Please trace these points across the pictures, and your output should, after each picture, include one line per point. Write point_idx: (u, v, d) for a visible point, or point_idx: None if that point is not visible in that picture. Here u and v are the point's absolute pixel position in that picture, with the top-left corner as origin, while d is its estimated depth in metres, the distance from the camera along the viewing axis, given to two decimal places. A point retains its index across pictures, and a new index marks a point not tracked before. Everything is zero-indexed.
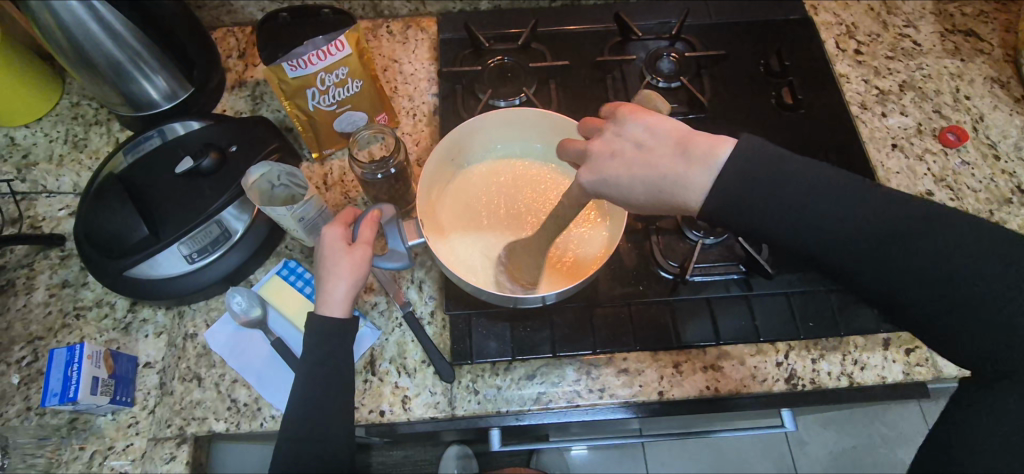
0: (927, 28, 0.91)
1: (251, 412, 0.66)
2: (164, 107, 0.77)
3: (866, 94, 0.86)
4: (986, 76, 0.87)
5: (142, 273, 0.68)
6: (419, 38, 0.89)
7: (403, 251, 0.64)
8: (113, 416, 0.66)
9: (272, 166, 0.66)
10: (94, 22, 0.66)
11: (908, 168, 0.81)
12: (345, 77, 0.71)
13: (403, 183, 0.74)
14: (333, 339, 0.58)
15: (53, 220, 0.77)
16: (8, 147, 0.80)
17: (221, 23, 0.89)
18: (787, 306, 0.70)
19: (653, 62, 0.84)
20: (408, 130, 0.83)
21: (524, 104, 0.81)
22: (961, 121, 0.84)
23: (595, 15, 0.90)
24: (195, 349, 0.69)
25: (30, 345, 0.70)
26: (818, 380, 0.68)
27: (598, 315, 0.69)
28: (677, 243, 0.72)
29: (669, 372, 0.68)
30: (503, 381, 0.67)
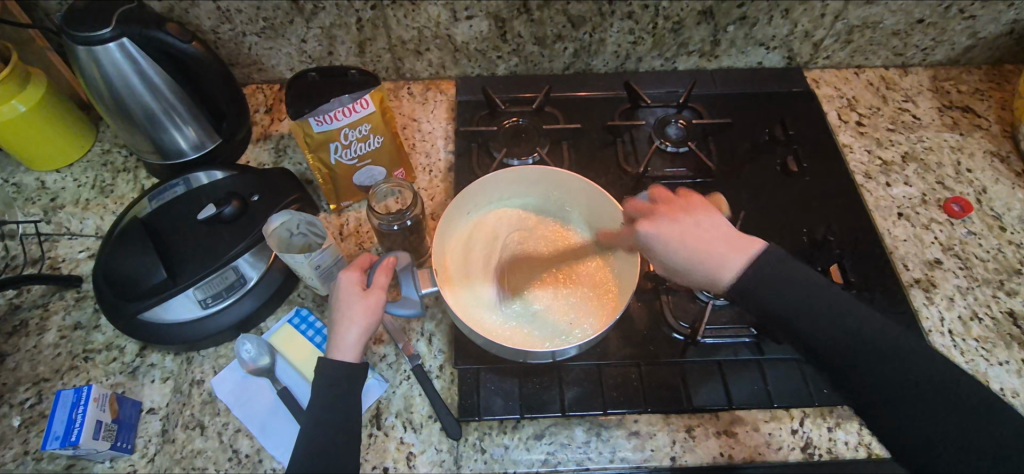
0: (926, 103, 0.95)
1: (252, 464, 0.64)
2: (192, 156, 0.80)
3: (870, 164, 0.89)
4: (986, 150, 0.90)
5: (154, 317, 0.68)
6: (438, 99, 0.94)
7: (416, 299, 0.65)
8: (110, 463, 0.65)
9: (292, 215, 0.68)
10: (134, 75, 0.70)
11: (915, 237, 0.82)
12: (367, 133, 0.74)
13: (418, 236, 0.75)
14: (342, 388, 0.57)
15: (73, 262, 0.78)
16: (39, 190, 0.84)
17: (251, 80, 0.94)
18: (801, 371, 0.69)
19: (662, 128, 0.87)
20: (424, 185, 0.86)
21: (537, 163, 0.84)
22: (965, 193, 0.86)
23: (607, 82, 0.95)
24: (201, 396, 0.68)
25: (34, 386, 0.69)
26: (835, 450, 0.66)
27: (607, 374, 0.69)
28: (687, 303, 0.72)
29: (681, 437, 0.66)
30: (511, 440, 0.66)
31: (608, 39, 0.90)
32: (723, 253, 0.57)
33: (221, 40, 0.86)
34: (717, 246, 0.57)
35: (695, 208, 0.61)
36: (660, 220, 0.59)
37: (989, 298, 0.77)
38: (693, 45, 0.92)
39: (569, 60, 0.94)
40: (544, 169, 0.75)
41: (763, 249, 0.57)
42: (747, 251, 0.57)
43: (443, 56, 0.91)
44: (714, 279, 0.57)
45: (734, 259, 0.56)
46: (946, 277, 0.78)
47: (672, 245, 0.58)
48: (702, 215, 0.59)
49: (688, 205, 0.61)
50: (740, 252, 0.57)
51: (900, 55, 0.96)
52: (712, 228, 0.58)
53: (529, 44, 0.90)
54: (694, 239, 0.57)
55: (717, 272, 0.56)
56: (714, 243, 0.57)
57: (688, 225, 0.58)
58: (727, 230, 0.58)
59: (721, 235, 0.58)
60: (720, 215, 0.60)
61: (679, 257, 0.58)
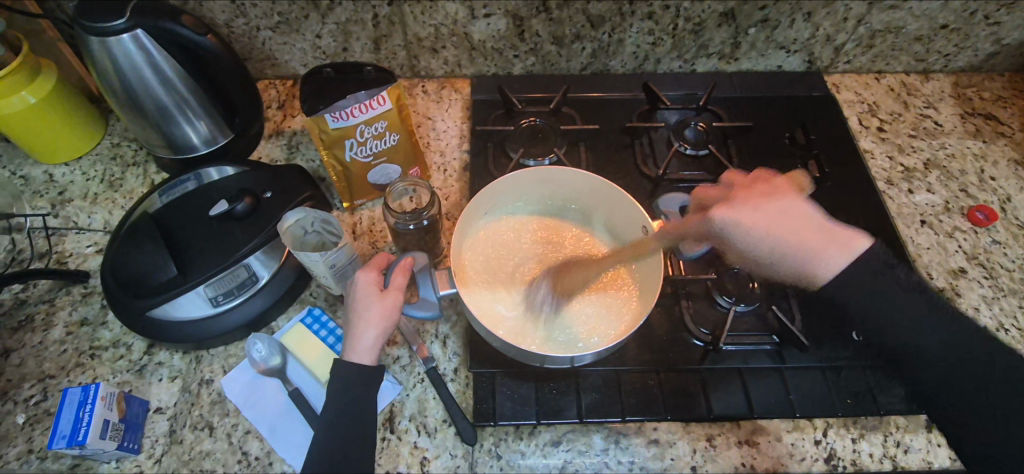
0: (947, 109, 0.93)
1: (262, 467, 0.63)
2: (203, 151, 0.79)
3: (892, 171, 0.87)
4: (1009, 158, 0.88)
5: (163, 314, 0.67)
6: (452, 98, 0.93)
7: (434, 301, 0.63)
8: (116, 463, 0.63)
9: (307, 212, 0.66)
10: (147, 68, 0.69)
11: (939, 245, 0.80)
12: (383, 130, 0.72)
13: (433, 236, 0.74)
14: (358, 391, 0.56)
15: (80, 257, 0.77)
16: (46, 183, 0.82)
17: (264, 75, 0.93)
18: (823, 381, 0.68)
19: (680, 130, 0.86)
20: (438, 185, 0.84)
21: (554, 164, 0.82)
22: (989, 201, 0.84)
23: (624, 84, 0.93)
24: (210, 396, 0.67)
25: (40, 383, 0.68)
26: (860, 462, 0.64)
27: (626, 381, 0.67)
28: (708, 309, 0.71)
29: (702, 446, 0.65)
30: (527, 446, 0.64)
31: (627, 40, 0.89)
32: (820, 246, 0.58)
33: (234, 34, 0.85)
34: (812, 236, 0.59)
35: (783, 191, 0.61)
36: (735, 209, 0.60)
37: (1016, 308, 0.75)
38: (712, 47, 0.90)
39: (586, 60, 0.92)
40: (565, 171, 0.74)
41: (865, 246, 0.59)
42: (846, 245, 0.58)
43: (459, 54, 0.90)
44: (810, 278, 0.59)
45: (835, 258, 0.58)
46: (970, 286, 0.77)
47: (764, 233, 0.59)
48: (791, 203, 0.61)
49: (769, 194, 0.61)
50: (836, 244, 0.58)
51: (922, 60, 0.95)
52: (797, 219, 0.60)
53: (547, 43, 0.89)
54: (786, 232, 0.59)
55: (817, 262, 0.58)
56: (802, 237, 0.59)
57: (828, 226, 0.59)
58: (827, 225, 0.60)
59: (812, 225, 0.59)
60: (804, 203, 0.61)
61: (769, 250, 0.60)
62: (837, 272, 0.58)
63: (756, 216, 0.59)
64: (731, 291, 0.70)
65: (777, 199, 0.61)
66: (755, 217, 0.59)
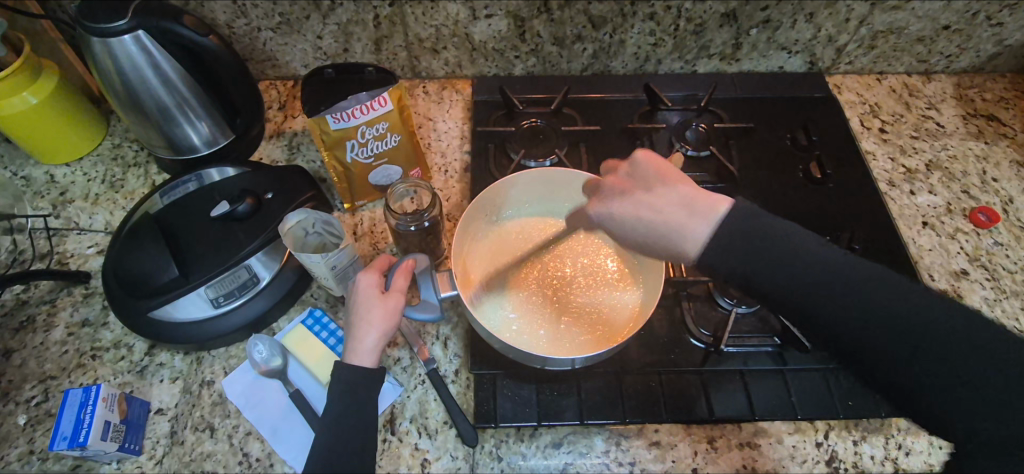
0: (949, 110, 0.93)
1: (263, 468, 0.63)
2: (204, 152, 0.79)
3: (894, 172, 0.87)
4: (1011, 159, 0.88)
5: (164, 315, 0.67)
6: (453, 99, 0.93)
7: (435, 303, 0.63)
8: (117, 464, 0.63)
9: (308, 213, 0.66)
10: (149, 69, 0.69)
11: (940, 246, 0.80)
12: (385, 131, 0.72)
13: (435, 238, 0.73)
14: (359, 393, 0.56)
15: (81, 258, 0.77)
16: (48, 184, 0.82)
17: (265, 75, 0.93)
18: (825, 383, 0.68)
19: (681, 131, 0.86)
20: (439, 186, 0.84)
21: (555, 165, 0.82)
22: (991, 202, 0.84)
23: (625, 84, 0.93)
24: (211, 397, 0.67)
25: (41, 384, 0.68)
26: (861, 465, 0.64)
27: (627, 382, 0.67)
28: (709, 311, 0.70)
29: (702, 448, 0.65)
30: (528, 448, 0.64)
31: (628, 41, 0.89)
32: (678, 223, 0.54)
33: (236, 34, 0.85)
34: (677, 215, 0.55)
35: (653, 178, 0.58)
36: (609, 198, 0.60)
37: (1017, 310, 0.75)
38: (714, 47, 0.90)
39: (587, 61, 0.92)
40: (567, 172, 0.73)
41: (725, 211, 0.53)
42: (707, 214, 0.54)
43: (460, 55, 0.90)
44: (676, 252, 0.54)
45: (696, 227, 0.53)
46: (972, 288, 0.77)
47: (633, 214, 0.57)
48: (659, 186, 0.57)
49: (632, 173, 0.60)
50: (699, 217, 0.54)
51: (923, 61, 0.95)
52: (664, 196, 0.56)
53: (548, 44, 0.89)
54: (647, 212, 0.56)
55: (678, 240, 0.54)
56: (668, 217, 0.55)
57: (671, 196, 0.56)
58: (688, 195, 0.55)
59: (672, 202, 0.55)
60: (655, 157, 0.59)
61: (640, 228, 0.57)
62: (702, 244, 0.53)
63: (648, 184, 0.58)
64: (733, 293, 0.70)
65: (642, 171, 0.59)
66: (650, 180, 0.58)
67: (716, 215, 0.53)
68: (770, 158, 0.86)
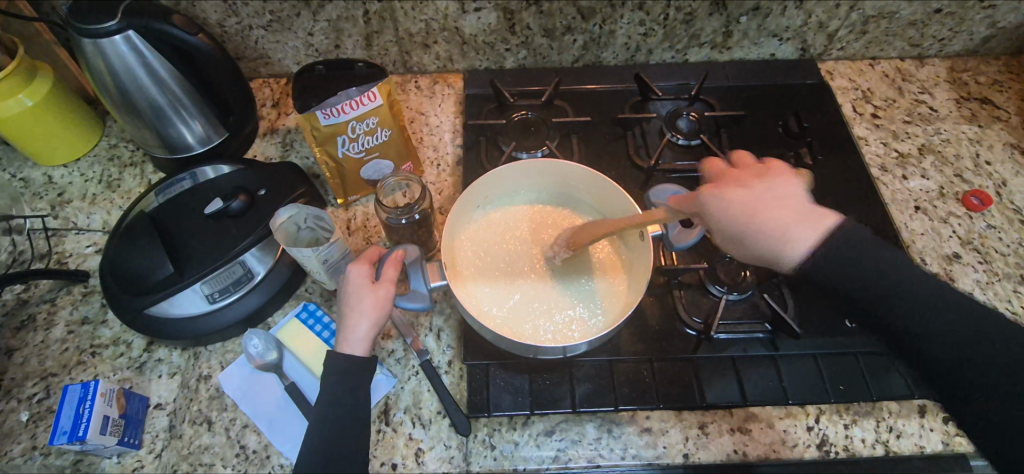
0: (943, 94, 0.93)
1: (260, 460, 0.64)
2: (198, 150, 0.80)
3: (886, 157, 0.87)
4: (1005, 142, 0.88)
5: (161, 312, 0.68)
6: (445, 93, 0.93)
7: (425, 293, 0.64)
8: (118, 458, 0.64)
9: (300, 208, 0.67)
10: (140, 68, 0.69)
11: (933, 231, 0.80)
12: (375, 126, 0.73)
13: (426, 230, 0.74)
14: (351, 382, 0.56)
15: (80, 257, 0.78)
16: (46, 185, 0.83)
17: (257, 73, 0.93)
18: (817, 368, 0.68)
19: (673, 121, 0.86)
20: (432, 179, 0.85)
21: (547, 156, 0.83)
22: (983, 186, 0.84)
23: (617, 75, 0.93)
24: (208, 392, 0.68)
25: (43, 381, 0.69)
26: (852, 448, 0.65)
27: (619, 370, 0.68)
28: (700, 299, 0.71)
29: (694, 434, 0.65)
30: (521, 436, 0.65)
31: (619, 31, 0.89)
32: (790, 223, 0.53)
33: (227, 33, 0.85)
34: (786, 214, 0.53)
35: (773, 172, 0.57)
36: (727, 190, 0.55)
37: (1010, 293, 0.75)
38: (704, 36, 0.90)
39: (578, 53, 0.92)
40: (569, 166, 0.74)
41: (833, 224, 0.54)
42: (817, 225, 0.53)
43: (451, 49, 0.90)
44: (777, 258, 0.53)
45: (806, 233, 0.53)
46: (965, 271, 0.77)
47: (737, 211, 0.54)
48: (778, 179, 0.56)
49: (761, 176, 0.56)
50: (807, 224, 0.53)
51: (916, 45, 0.94)
52: (783, 199, 0.54)
53: (538, 36, 0.89)
54: (763, 209, 0.53)
55: (787, 244, 0.52)
56: (783, 220, 0.53)
57: (776, 195, 0.54)
58: (796, 201, 0.54)
59: (793, 207, 0.54)
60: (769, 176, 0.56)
61: (731, 225, 0.54)
62: (809, 250, 0.53)
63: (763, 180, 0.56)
64: (725, 280, 0.70)
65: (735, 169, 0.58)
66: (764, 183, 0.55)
67: (789, 247, 0.52)
68: (760, 145, 0.87)
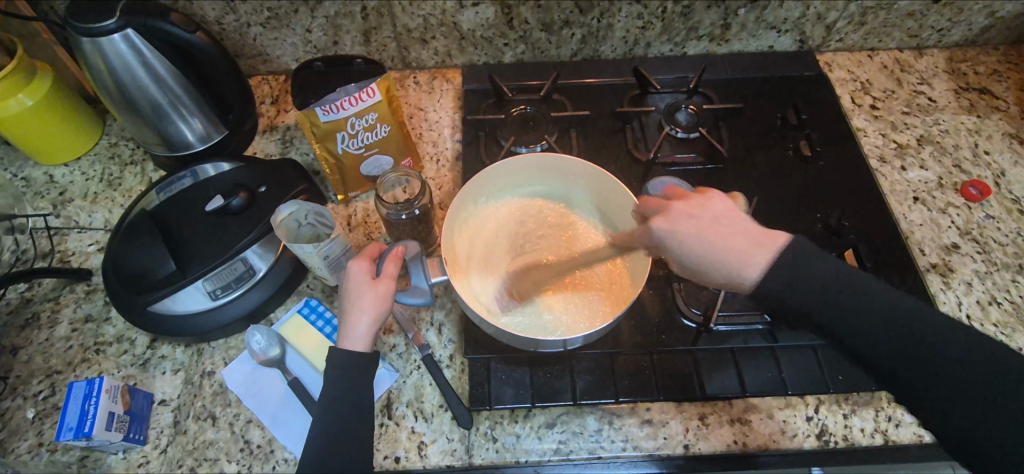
0: (942, 85, 0.93)
1: (264, 454, 0.64)
2: (198, 148, 0.80)
3: (885, 148, 0.87)
4: (1004, 132, 0.88)
5: (164, 309, 0.68)
6: (444, 88, 0.93)
7: (426, 288, 0.64)
8: (124, 454, 0.65)
9: (301, 205, 0.67)
10: (139, 66, 0.70)
11: (931, 221, 0.80)
12: (374, 122, 0.73)
13: (426, 225, 0.74)
14: (353, 377, 0.57)
15: (82, 255, 0.78)
16: (47, 184, 0.84)
17: (256, 71, 0.93)
18: (815, 357, 0.68)
19: (672, 114, 0.86)
20: (431, 175, 0.85)
21: (546, 150, 0.83)
22: (982, 176, 0.84)
23: (615, 69, 0.93)
24: (212, 387, 0.68)
25: (47, 378, 0.69)
26: (851, 437, 0.65)
27: (619, 363, 0.68)
28: (700, 291, 0.71)
29: (694, 425, 0.66)
30: (523, 429, 0.65)
31: (617, 24, 0.88)
32: (741, 248, 0.54)
33: (226, 31, 0.85)
34: (738, 241, 0.55)
35: (714, 197, 0.57)
36: (677, 216, 0.56)
37: (1009, 283, 0.75)
38: (702, 29, 0.90)
39: (576, 47, 0.92)
40: (569, 161, 0.74)
41: (784, 242, 0.55)
42: (769, 245, 0.55)
43: (449, 44, 0.90)
44: (738, 279, 0.55)
45: (760, 256, 0.54)
46: (964, 261, 0.77)
47: (699, 244, 0.55)
48: (717, 205, 0.57)
49: (704, 203, 0.57)
50: (761, 247, 0.55)
51: (915, 36, 0.94)
52: (731, 224, 0.56)
53: (536, 30, 0.89)
54: (713, 236, 0.55)
55: (747, 265, 0.54)
56: (738, 246, 0.54)
57: (736, 225, 0.56)
58: (746, 224, 0.56)
59: (743, 233, 0.55)
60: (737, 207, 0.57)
61: (699, 257, 0.55)
62: (762, 274, 0.54)
63: (706, 206, 0.57)
64: None
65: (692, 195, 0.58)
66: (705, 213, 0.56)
67: (747, 275, 0.54)
68: (759, 137, 0.87)
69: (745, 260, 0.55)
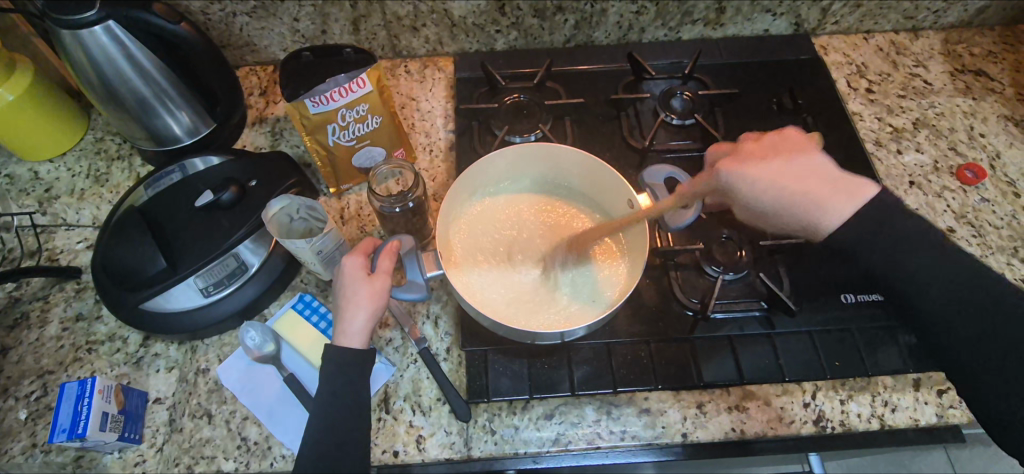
0: (937, 67, 0.92)
1: (261, 451, 0.64)
2: (186, 142, 0.78)
3: (881, 131, 0.87)
4: (999, 114, 0.87)
5: (156, 307, 0.68)
6: (436, 77, 0.91)
7: (422, 282, 0.63)
8: (119, 453, 0.64)
9: (291, 199, 0.66)
10: (123, 60, 0.68)
11: (927, 205, 0.80)
12: (365, 113, 0.72)
13: (420, 218, 0.74)
14: (349, 373, 0.56)
15: (71, 253, 0.77)
16: (31, 181, 0.82)
17: (244, 61, 0.92)
18: (812, 343, 0.68)
19: (666, 101, 0.85)
20: (425, 166, 0.84)
21: (540, 139, 0.82)
22: (978, 159, 0.84)
23: (609, 55, 0.92)
24: (207, 385, 0.68)
25: (39, 379, 0.69)
26: (848, 422, 0.66)
27: (617, 353, 0.68)
28: (697, 280, 0.71)
29: (692, 413, 0.66)
30: (521, 420, 0.65)
31: (611, 9, 0.87)
32: (828, 197, 0.58)
33: (211, 21, 0.83)
34: (823, 187, 0.58)
35: (796, 147, 0.60)
36: (744, 161, 0.59)
37: (1003, 265, 0.76)
38: (697, 13, 0.89)
39: (570, 32, 0.91)
40: (563, 150, 0.73)
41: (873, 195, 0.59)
42: (854, 195, 0.58)
43: (440, 31, 0.89)
44: (815, 223, 0.59)
45: (841, 203, 0.58)
46: (959, 245, 0.77)
47: (763, 187, 0.58)
48: (798, 156, 0.59)
49: (782, 145, 0.61)
50: (847, 197, 0.58)
51: (911, 18, 0.93)
52: (807, 171, 0.58)
53: (530, 16, 0.87)
54: (791, 182, 0.57)
55: (822, 210, 0.58)
56: (816, 189, 0.58)
57: (830, 175, 0.59)
58: (835, 174, 0.59)
59: (823, 178, 0.58)
60: (817, 155, 0.60)
61: (771, 202, 0.58)
62: (842, 219, 0.58)
63: (776, 149, 0.60)
64: (720, 261, 0.70)
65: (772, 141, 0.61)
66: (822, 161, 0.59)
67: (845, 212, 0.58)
68: (754, 123, 0.86)
69: (824, 206, 0.58)
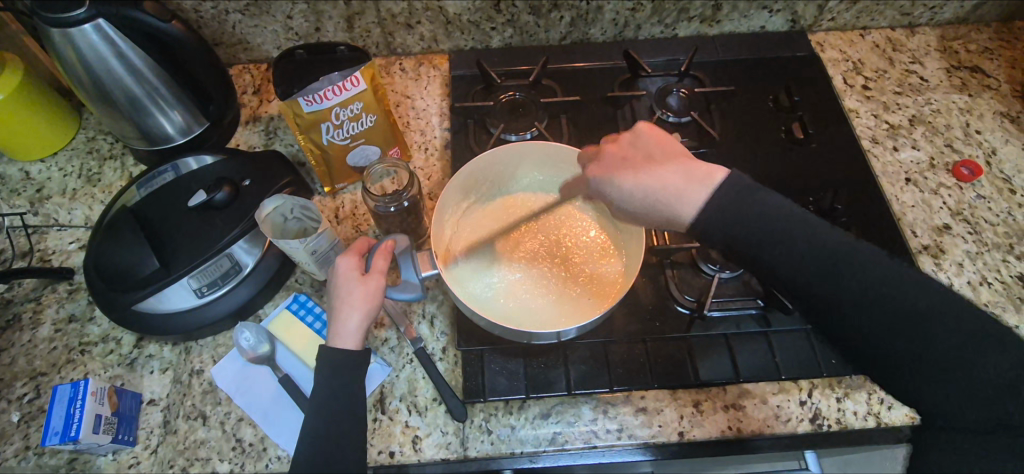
0: (933, 64, 0.92)
1: (256, 453, 0.64)
2: (179, 141, 0.78)
3: (877, 129, 0.86)
4: (995, 111, 0.87)
5: (148, 308, 0.67)
6: (431, 75, 0.91)
7: (416, 282, 0.63)
8: (113, 456, 0.64)
9: (285, 199, 0.65)
10: (115, 59, 0.67)
11: (923, 202, 0.80)
12: (360, 112, 0.71)
13: (415, 217, 0.73)
14: (344, 375, 0.56)
15: (62, 254, 0.77)
16: (23, 181, 0.81)
17: (237, 60, 0.91)
18: (808, 342, 0.68)
19: (662, 98, 0.85)
20: (420, 164, 0.83)
21: (535, 137, 0.82)
22: (974, 156, 0.84)
23: (605, 52, 0.92)
24: (201, 386, 0.67)
25: (32, 381, 0.68)
26: (844, 420, 0.66)
27: (613, 352, 0.68)
28: (693, 278, 0.71)
29: (688, 412, 0.66)
30: (517, 420, 0.65)
31: (606, 6, 0.87)
32: (677, 185, 0.57)
33: (203, 18, 0.82)
34: (672, 179, 0.57)
35: (648, 141, 0.62)
36: (608, 164, 0.62)
37: (999, 262, 0.76)
38: (693, 10, 0.88)
39: (565, 30, 0.90)
40: (559, 147, 0.72)
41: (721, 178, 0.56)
42: (703, 180, 0.56)
43: (435, 29, 0.88)
44: (674, 215, 0.57)
45: (694, 191, 0.56)
46: (955, 243, 0.77)
47: (632, 188, 0.59)
48: (657, 151, 0.61)
49: (634, 141, 0.62)
50: (699, 184, 0.56)
51: (907, 14, 0.93)
52: (661, 162, 0.60)
53: (525, 13, 0.87)
54: (651, 180, 0.58)
55: (677, 200, 0.56)
56: (665, 178, 0.57)
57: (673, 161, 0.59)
58: (687, 164, 0.58)
59: (674, 168, 0.58)
60: (666, 144, 0.61)
61: (641, 199, 0.59)
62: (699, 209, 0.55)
63: (639, 147, 0.61)
64: (716, 258, 0.70)
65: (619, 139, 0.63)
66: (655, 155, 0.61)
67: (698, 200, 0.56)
68: (750, 120, 0.86)
69: (681, 195, 0.56)
